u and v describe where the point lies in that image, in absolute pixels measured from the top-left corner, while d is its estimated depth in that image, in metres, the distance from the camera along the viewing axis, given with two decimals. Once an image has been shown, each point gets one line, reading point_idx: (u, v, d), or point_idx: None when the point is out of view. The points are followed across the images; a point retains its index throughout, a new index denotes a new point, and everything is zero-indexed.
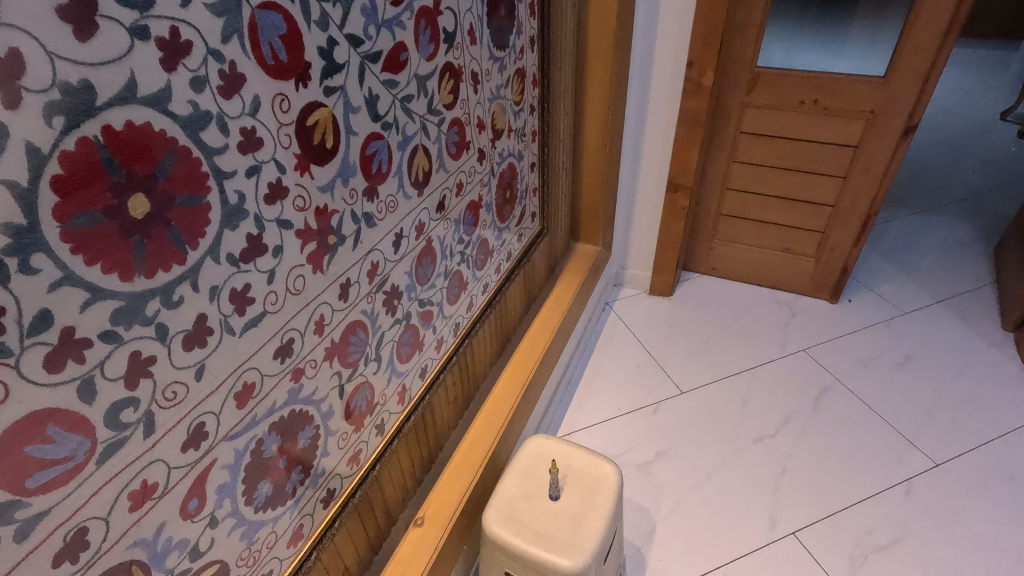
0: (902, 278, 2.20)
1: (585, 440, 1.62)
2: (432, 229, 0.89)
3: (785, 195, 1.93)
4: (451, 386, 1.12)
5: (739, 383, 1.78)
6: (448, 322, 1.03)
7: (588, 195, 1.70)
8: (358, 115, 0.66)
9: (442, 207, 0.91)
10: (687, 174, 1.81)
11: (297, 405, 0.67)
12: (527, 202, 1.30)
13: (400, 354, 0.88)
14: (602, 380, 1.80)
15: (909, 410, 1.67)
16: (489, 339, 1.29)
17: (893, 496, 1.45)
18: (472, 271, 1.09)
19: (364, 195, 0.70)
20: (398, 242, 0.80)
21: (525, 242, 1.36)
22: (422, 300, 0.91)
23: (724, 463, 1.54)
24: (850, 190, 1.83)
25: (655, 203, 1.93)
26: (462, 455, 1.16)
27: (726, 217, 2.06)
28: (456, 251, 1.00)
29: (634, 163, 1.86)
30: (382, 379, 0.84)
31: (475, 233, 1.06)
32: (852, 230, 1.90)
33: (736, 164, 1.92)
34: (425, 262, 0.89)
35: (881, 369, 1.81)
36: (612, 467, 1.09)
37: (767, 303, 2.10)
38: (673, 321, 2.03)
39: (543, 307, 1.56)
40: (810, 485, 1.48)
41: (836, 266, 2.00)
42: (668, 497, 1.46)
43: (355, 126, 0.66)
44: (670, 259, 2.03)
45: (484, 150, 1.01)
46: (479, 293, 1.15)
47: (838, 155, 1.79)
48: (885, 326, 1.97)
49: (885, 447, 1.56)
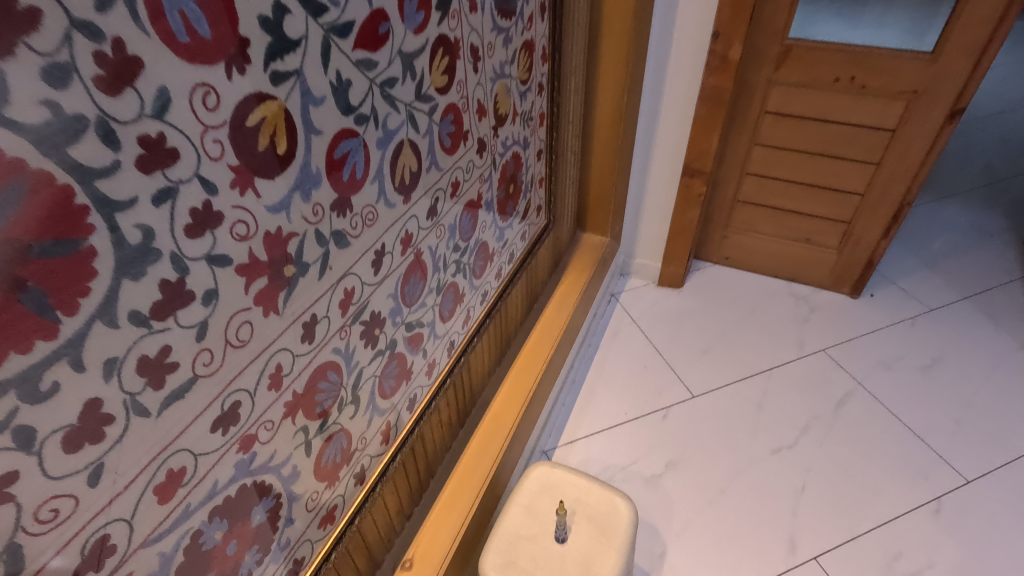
0: (926, 270, 2.06)
1: (590, 450, 1.50)
2: (423, 240, 0.74)
3: (810, 181, 1.77)
4: (444, 408, 0.99)
5: (754, 386, 1.66)
6: (441, 342, 0.89)
7: (597, 181, 1.54)
8: (321, 107, 0.50)
9: (434, 212, 0.76)
10: (705, 158, 1.65)
11: (247, 479, 0.53)
12: (532, 194, 1.14)
13: (384, 389, 0.75)
14: (607, 381, 1.68)
15: (937, 419, 1.56)
16: (488, 349, 1.14)
17: (921, 516, 1.35)
18: (470, 281, 0.94)
19: (332, 210, 0.55)
20: (379, 262, 0.65)
21: (530, 239, 1.20)
22: (410, 323, 0.77)
23: (739, 477, 1.43)
24: (882, 179, 1.68)
25: (669, 189, 1.77)
26: (456, 482, 1.04)
27: (744, 204, 1.90)
28: (451, 261, 0.85)
29: (646, 147, 1.70)
30: (361, 423, 0.71)
31: (473, 237, 0.91)
32: (880, 222, 1.76)
33: (758, 147, 1.76)
34: (413, 280, 0.74)
35: (905, 372, 1.69)
36: (627, 505, 0.97)
37: (783, 297, 1.96)
38: (683, 315, 1.90)
39: (547, 307, 1.42)
40: (832, 502, 1.37)
41: (859, 259, 1.86)
42: (679, 514, 1.36)
43: (317, 122, 0.50)
44: (681, 249, 1.88)
45: (484, 140, 0.85)
46: (477, 304, 1.01)
47: (873, 140, 1.63)
48: (909, 324, 1.85)
49: (912, 461, 1.46)
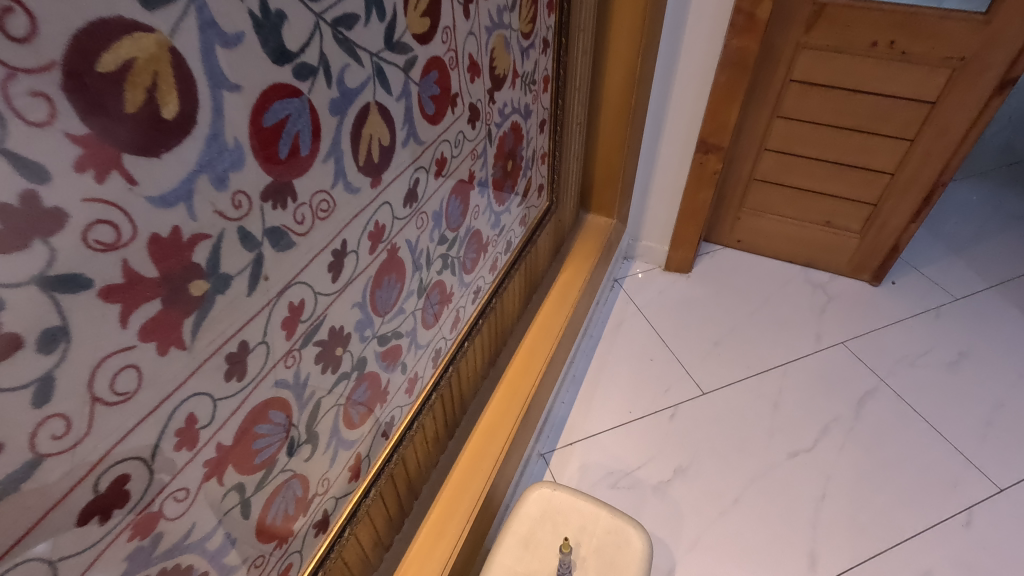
0: (951, 256, 1.92)
1: (591, 454, 1.37)
2: (399, 233, 0.59)
3: (835, 159, 1.62)
4: (428, 424, 0.85)
5: (769, 382, 1.53)
6: (425, 352, 0.75)
7: (604, 157, 1.38)
8: (236, 50, 0.34)
9: (414, 197, 0.60)
10: (723, 133, 1.48)
11: (151, 567, 0.40)
12: (533, 173, 0.98)
13: (350, 419, 0.61)
14: (610, 375, 1.55)
15: (966, 421, 1.44)
16: (481, 351, 1.00)
17: (951, 528, 1.24)
18: (459, 278, 0.79)
19: (264, 199, 0.40)
20: (339, 264, 0.50)
21: (529, 224, 1.05)
22: (384, 335, 0.62)
23: (754, 484, 1.31)
24: (916, 157, 1.53)
25: (681, 166, 1.61)
26: (443, 505, 0.90)
27: (760, 183, 1.75)
28: (436, 256, 0.70)
29: (657, 120, 1.54)
30: (321, 463, 0.57)
31: (463, 226, 0.76)
32: (910, 205, 1.61)
33: (780, 120, 1.59)
34: (387, 283, 0.59)
35: (931, 368, 1.57)
36: (641, 537, 0.84)
37: (798, 284, 1.82)
38: (691, 304, 1.76)
39: (547, 299, 1.27)
40: (855, 513, 1.26)
41: (883, 244, 1.72)
42: (689, 526, 1.24)
43: (232, 74, 0.34)
44: (692, 233, 1.73)
45: (477, 107, 0.69)
46: (468, 304, 0.86)
47: (908, 113, 1.47)
48: (934, 315, 1.72)
49: (941, 467, 1.34)
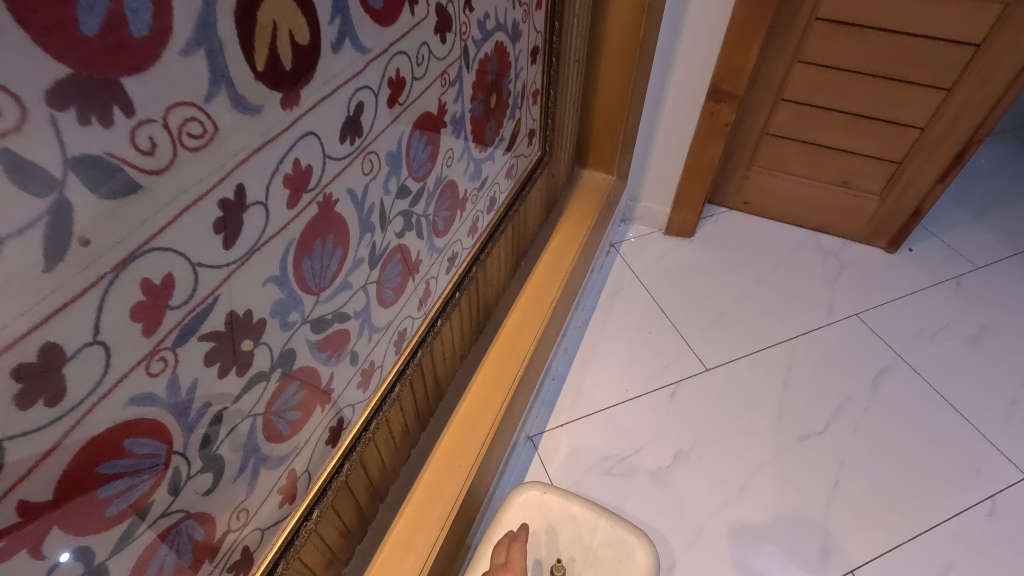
0: (972, 222, 1.79)
1: (584, 437, 1.25)
2: (336, 180, 0.43)
3: (860, 111, 1.45)
4: (392, 419, 0.70)
5: (778, 358, 1.41)
6: (383, 335, 0.60)
7: (605, 103, 1.20)
8: None
9: (358, 130, 0.43)
10: (739, 79, 1.31)
11: None
12: (523, 114, 0.81)
13: (275, 431, 0.46)
14: (605, 349, 1.41)
15: (989, 401, 1.34)
16: (459, 328, 0.85)
17: (973, 519, 1.15)
18: (428, 242, 0.63)
19: (57, 107, 0.23)
20: (234, 223, 0.34)
21: (517, 177, 0.88)
22: (321, 320, 0.47)
23: (762, 470, 1.21)
24: (952, 109, 1.36)
25: (689, 116, 1.43)
26: (413, 510, 0.77)
27: (774, 139, 1.58)
28: (395, 214, 0.53)
29: (665, 62, 1.35)
30: (232, 493, 0.43)
31: (433, 176, 0.59)
32: (939, 163, 1.46)
33: (801, 65, 1.41)
34: (320, 251, 0.43)
35: (951, 343, 1.45)
36: (646, 552, 0.71)
37: (809, 250, 1.68)
38: (694, 271, 1.61)
39: (537, 266, 1.11)
40: (871, 502, 1.16)
41: (905, 208, 1.57)
42: (691, 518, 1.14)
43: None
44: (697, 192, 1.57)
45: (448, 11, 0.52)
46: (441, 275, 0.70)
47: (948, 58, 1.30)
48: (954, 285, 1.59)
49: (962, 451, 1.25)
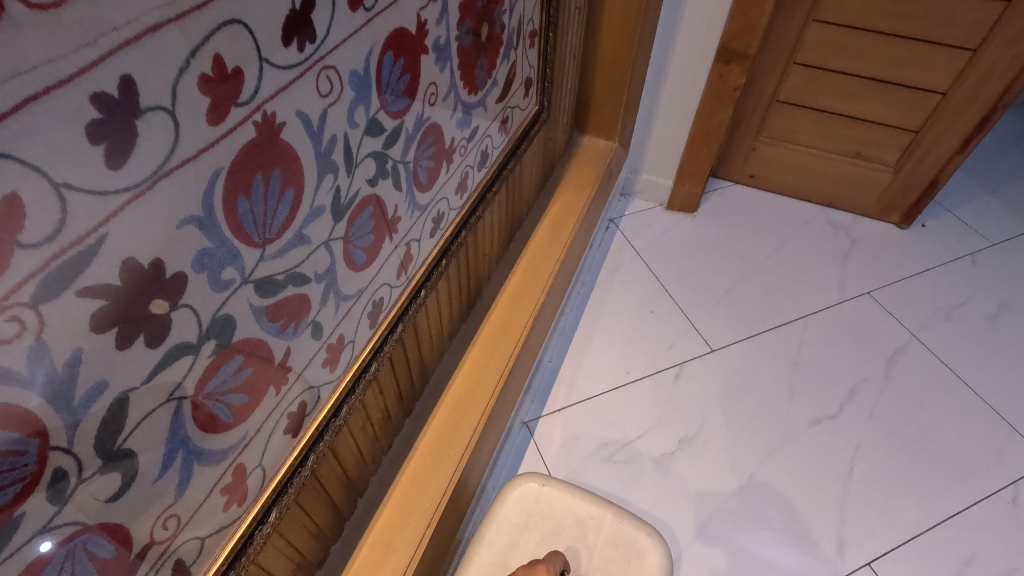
0: (987, 196, 1.71)
1: (582, 422, 1.17)
2: (281, 96, 0.33)
3: (878, 75, 1.36)
4: (370, 403, 0.61)
5: (787, 338, 1.33)
6: (356, 305, 0.51)
7: (607, 60, 1.10)
8: None
9: (310, 31, 0.34)
10: (752, 36, 1.21)
11: None
12: (518, 57, 0.71)
13: (213, 419, 0.37)
14: (605, 329, 1.33)
15: (1008, 382, 1.27)
16: (447, 302, 0.76)
17: (995, 507, 1.08)
18: (408, 197, 0.54)
19: None
20: (118, 131, 0.24)
21: (513, 132, 0.79)
22: (270, 281, 0.38)
23: (772, 456, 1.13)
24: (977, 72, 1.27)
25: (696, 79, 1.33)
26: (395, 506, 0.68)
27: (784, 106, 1.49)
28: (366, 154, 0.44)
29: (671, 19, 1.24)
30: (154, 498, 0.34)
31: (412, 114, 0.49)
32: (960, 131, 1.37)
33: (816, 24, 1.32)
34: (263, 188, 0.34)
35: (969, 322, 1.38)
36: (659, 552, 0.63)
37: (818, 226, 1.60)
38: (698, 247, 1.53)
39: (533, 237, 1.02)
40: (889, 491, 1.09)
41: (920, 179, 1.49)
42: (699, 508, 1.07)
43: None
44: (703, 163, 1.48)
45: None
46: (424, 237, 0.61)
47: (976, 14, 1.20)
48: (969, 262, 1.52)
49: (982, 436, 1.18)
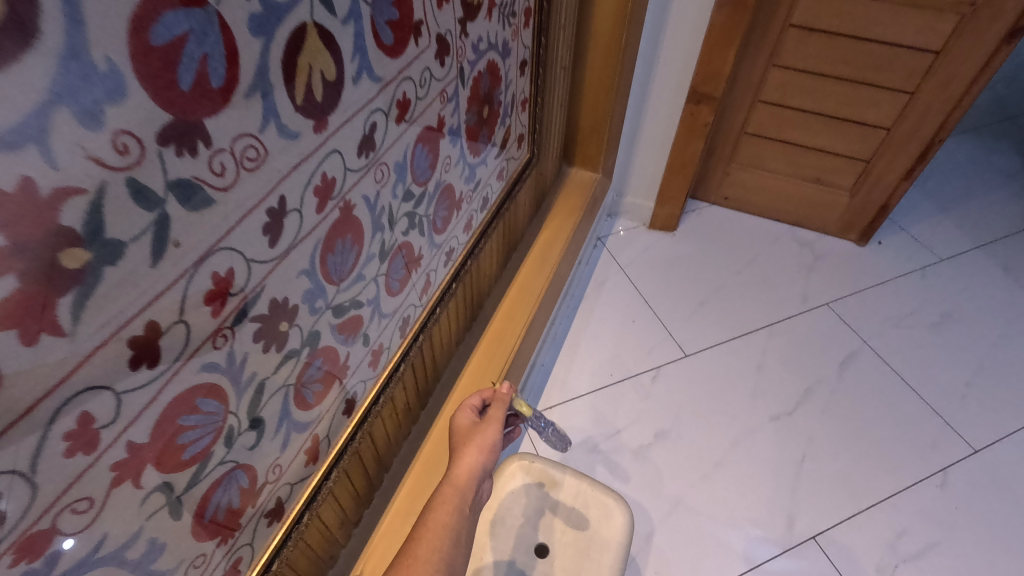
0: (939, 216, 1.88)
1: (572, 417, 1.34)
2: (355, 188, 0.51)
3: (832, 112, 1.54)
4: (396, 397, 0.79)
5: (753, 344, 1.50)
6: (391, 321, 0.68)
7: (590, 106, 1.27)
8: None
9: (372, 144, 0.51)
10: (717, 81, 1.38)
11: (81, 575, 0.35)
12: (512, 121, 0.89)
13: (303, 400, 0.54)
14: (591, 337, 1.50)
15: (945, 383, 1.44)
16: (455, 315, 0.93)
17: (927, 489, 1.26)
18: (429, 239, 0.72)
19: (164, 144, 0.31)
20: (276, 226, 0.42)
21: (508, 177, 0.96)
22: (341, 306, 0.55)
23: (735, 447, 1.30)
24: (916, 110, 1.45)
25: (671, 117, 1.51)
26: (414, 481, 0.85)
27: (752, 137, 1.67)
28: (401, 215, 0.61)
29: (648, 65, 1.42)
30: (271, 451, 0.51)
31: (433, 180, 0.67)
32: (905, 160, 1.55)
33: (776, 69, 1.50)
34: (342, 246, 0.51)
35: (915, 330, 1.56)
36: (622, 512, 0.81)
37: (786, 243, 1.78)
38: (677, 263, 1.71)
39: (527, 259, 1.20)
40: (834, 475, 1.27)
41: (874, 202, 1.67)
42: (670, 491, 1.24)
43: None
44: (679, 188, 1.65)
45: (447, 39, 0.59)
46: (439, 268, 0.79)
47: (911, 62, 1.38)
48: (919, 276, 1.70)
49: (919, 430, 1.35)
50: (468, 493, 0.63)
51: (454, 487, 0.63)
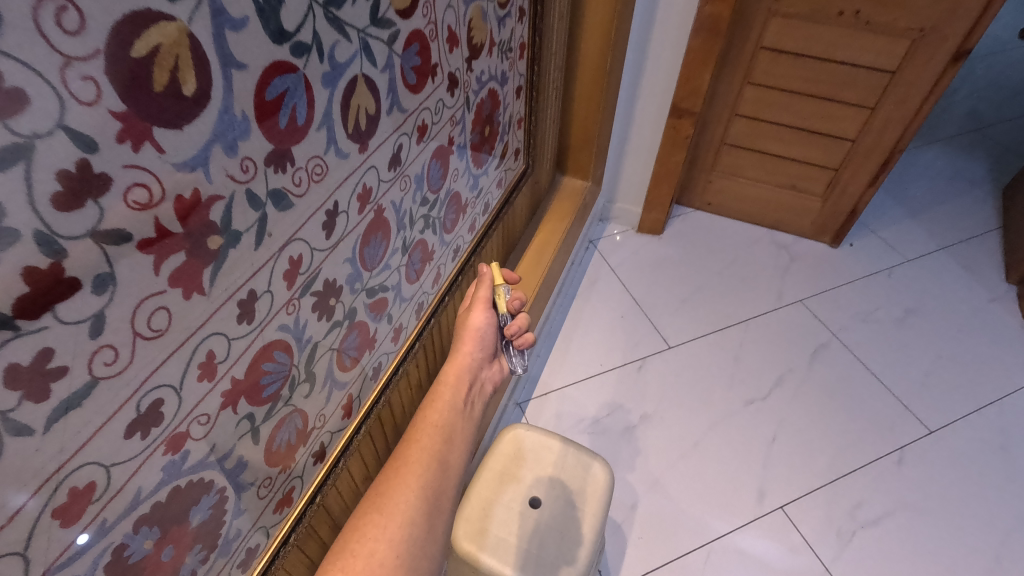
0: (908, 220, 2.03)
1: (565, 402, 1.48)
2: (385, 196, 0.65)
3: (802, 125, 1.69)
4: (412, 371, 0.93)
5: (731, 337, 1.64)
6: (408, 305, 0.82)
7: (580, 121, 1.42)
8: (245, 47, 0.39)
9: (398, 160, 0.65)
10: (696, 98, 1.53)
11: (196, 471, 0.49)
12: (509, 137, 1.03)
13: (343, 362, 0.68)
14: (583, 331, 1.64)
15: (906, 373, 1.58)
16: None
17: (884, 466, 1.39)
18: (440, 237, 0.86)
19: (268, 164, 0.45)
20: (332, 223, 0.56)
21: (507, 185, 1.11)
22: (372, 289, 0.69)
23: (713, 429, 1.44)
24: (876, 123, 1.60)
25: (655, 129, 1.66)
26: None
27: (731, 148, 1.82)
28: (419, 216, 0.76)
29: (633, 84, 1.57)
30: (319, 401, 0.65)
31: (443, 188, 0.81)
32: (869, 169, 1.69)
33: (750, 86, 1.65)
34: (375, 240, 0.65)
35: (881, 324, 1.69)
36: (604, 469, 0.95)
37: (764, 245, 1.92)
38: (663, 264, 1.84)
39: (524, 257, 1.34)
40: (801, 454, 1.40)
41: (843, 207, 1.81)
42: (652, 467, 1.37)
43: (241, 64, 0.39)
44: (664, 195, 1.79)
45: (456, 75, 0.74)
46: (448, 262, 0.93)
47: (870, 81, 1.53)
48: (886, 275, 1.84)
49: (880, 414, 1.48)
50: (462, 383, 0.79)
51: (449, 380, 0.79)
